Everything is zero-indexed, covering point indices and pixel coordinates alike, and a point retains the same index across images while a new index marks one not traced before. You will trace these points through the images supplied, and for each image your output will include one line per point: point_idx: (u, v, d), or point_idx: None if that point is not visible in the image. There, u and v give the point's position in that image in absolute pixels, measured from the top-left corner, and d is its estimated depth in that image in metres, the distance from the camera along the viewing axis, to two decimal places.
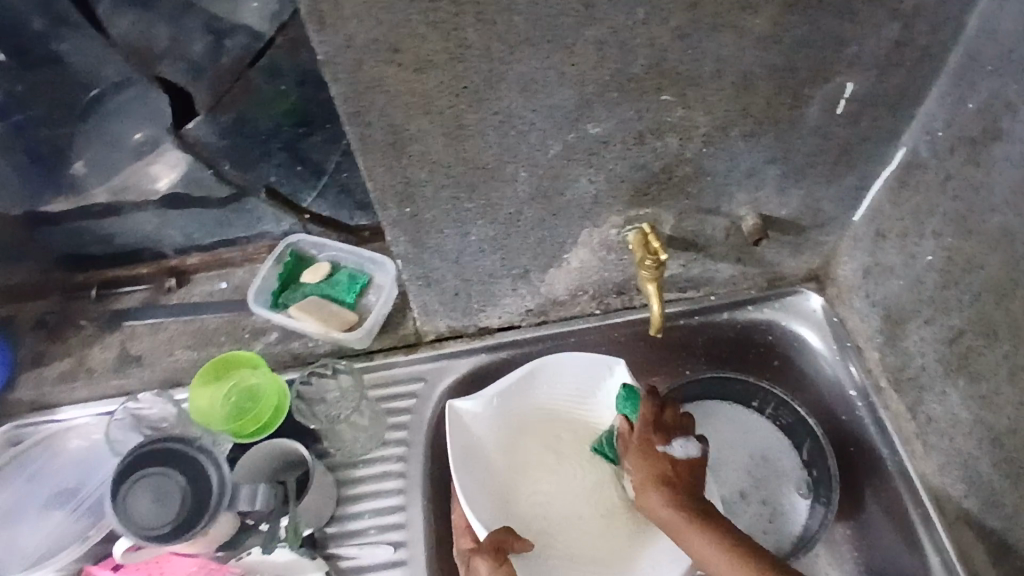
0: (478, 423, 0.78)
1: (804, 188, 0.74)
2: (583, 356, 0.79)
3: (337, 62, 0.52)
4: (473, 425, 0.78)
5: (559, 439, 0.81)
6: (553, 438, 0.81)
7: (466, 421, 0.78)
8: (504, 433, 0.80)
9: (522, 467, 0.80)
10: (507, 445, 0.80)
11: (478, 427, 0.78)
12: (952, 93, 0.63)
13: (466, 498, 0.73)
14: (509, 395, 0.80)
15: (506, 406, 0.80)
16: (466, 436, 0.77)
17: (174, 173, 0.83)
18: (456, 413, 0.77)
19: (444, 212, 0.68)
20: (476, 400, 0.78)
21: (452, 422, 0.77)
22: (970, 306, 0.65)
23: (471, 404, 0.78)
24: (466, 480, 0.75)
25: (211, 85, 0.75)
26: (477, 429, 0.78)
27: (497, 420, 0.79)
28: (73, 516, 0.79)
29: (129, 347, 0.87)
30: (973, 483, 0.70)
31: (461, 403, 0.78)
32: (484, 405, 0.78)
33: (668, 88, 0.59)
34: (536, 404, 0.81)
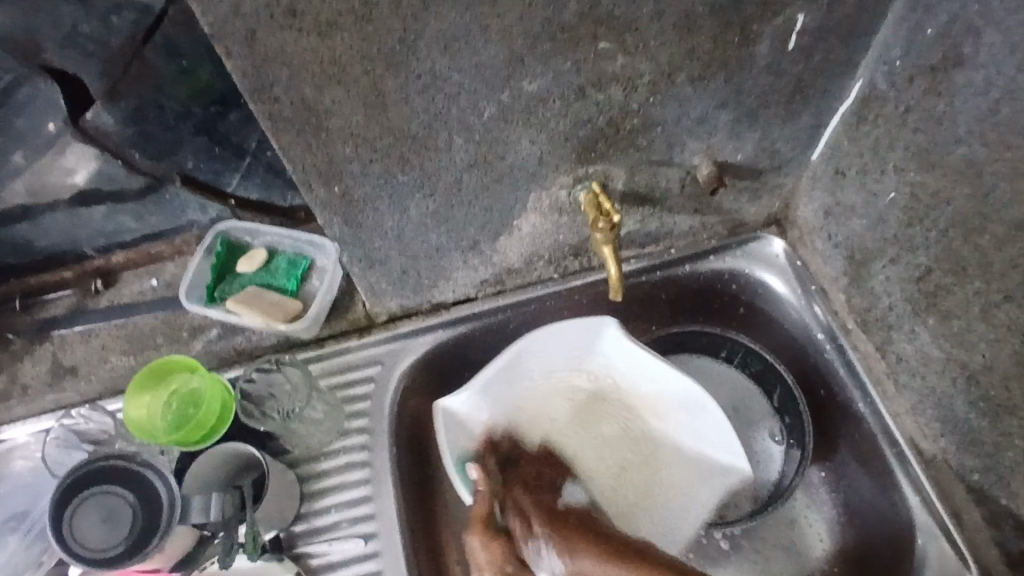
0: (469, 416, 0.78)
1: (759, 131, 0.70)
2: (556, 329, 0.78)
3: (228, 34, 0.46)
4: (469, 420, 0.78)
5: (574, 407, 0.82)
6: (566, 408, 0.82)
7: (460, 418, 0.78)
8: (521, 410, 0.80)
9: (547, 440, 0.81)
10: (519, 422, 0.81)
11: (466, 421, 0.78)
12: (908, 18, 0.58)
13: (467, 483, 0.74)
14: (512, 378, 0.79)
15: (505, 388, 0.79)
16: (456, 433, 0.77)
17: (88, 167, 0.76)
18: (450, 413, 0.77)
19: (377, 189, 0.62)
20: (461, 395, 0.77)
21: (439, 421, 0.76)
22: (936, 243, 0.63)
23: (461, 400, 0.77)
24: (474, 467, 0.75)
25: (106, 67, 0.68)
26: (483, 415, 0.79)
27: (489, 406, 0.79)
28: (27, 540, 0.75)
29: (61, 359, 0.81)
30: (947, 421, 0.68)
31: (451, 401, 0.77)
32: (476, 400, 0.78)
33: (605, 35, 0.54)
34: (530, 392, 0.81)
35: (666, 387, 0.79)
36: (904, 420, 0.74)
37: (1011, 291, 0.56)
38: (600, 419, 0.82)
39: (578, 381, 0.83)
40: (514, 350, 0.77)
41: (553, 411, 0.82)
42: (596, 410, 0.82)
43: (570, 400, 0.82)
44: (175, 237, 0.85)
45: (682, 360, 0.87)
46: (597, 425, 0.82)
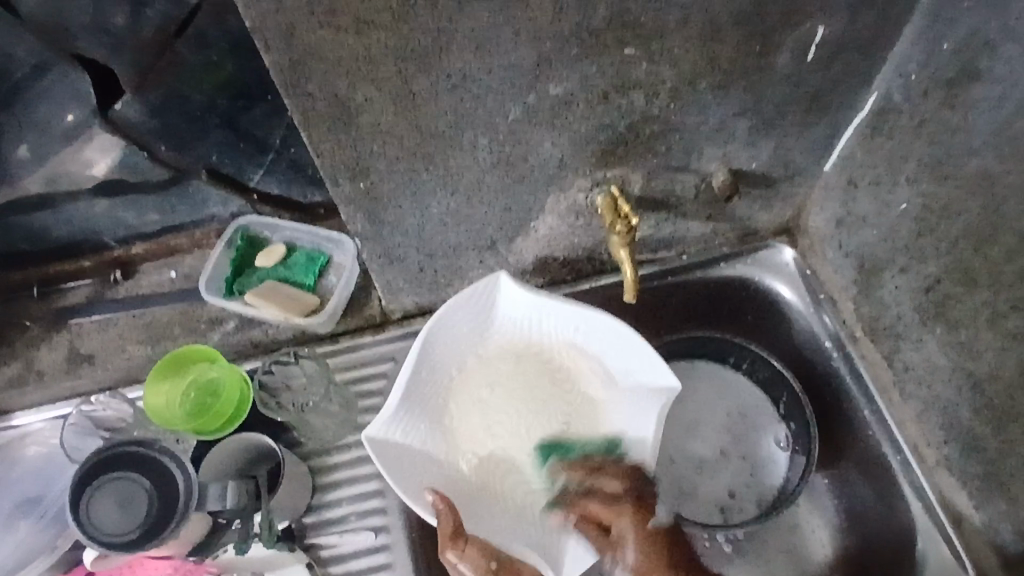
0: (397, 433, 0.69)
1: (775, 140, 0.71)
2: (462, 300, 0.71)
3: (269, 28, 0.47)
4: (401, 439, 0.70)
5: (517, 379, 0.75)
6: (473, 378, 0.75)
7: (390, 440, 0.69)
8: (427, 399, 0.72)
9: (485, 422, 0.74)
10: (453, 405, 0.74)
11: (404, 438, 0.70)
12: (925, 32, 0.60)
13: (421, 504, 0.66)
14: (421, 372, 0.72)
15: (417, 388, 0.71)
16: (393, 456, 0.69)
17: (108, 159, 0.77)
18: (375, 443, 0.68)
19: (401, 186, 0.64)
20: (383, 417, 0.68)
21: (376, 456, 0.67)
22: (947, 253, 0.64)
23: (384, 424, 0.68)
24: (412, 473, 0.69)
25: (137, 59, 0.69)
26: (414, 426, 0.71)
27: (413, 415, 0.71)
28: (40, 526, 0.75)
29: (79, 346, 0.82)
30: (952, 428, 0.70)
31: (375, 427, 0.68)
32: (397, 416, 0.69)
33: (631, 41, 0.55)
34: (425, 391, 0.72)
35: (606, 351, 0.73)
36: (909, 429, 0.76)
37: (1020, 302, 0.58)
38: (480, 388, 0.75)
39: (507, 366, 0.75)
40: (422, 341, 0.71)
41: (486, 395, 0.75)
42: (480, 379, 0.75)
43: (484, 368, 0.75)
44: (194, 230, 0.87)
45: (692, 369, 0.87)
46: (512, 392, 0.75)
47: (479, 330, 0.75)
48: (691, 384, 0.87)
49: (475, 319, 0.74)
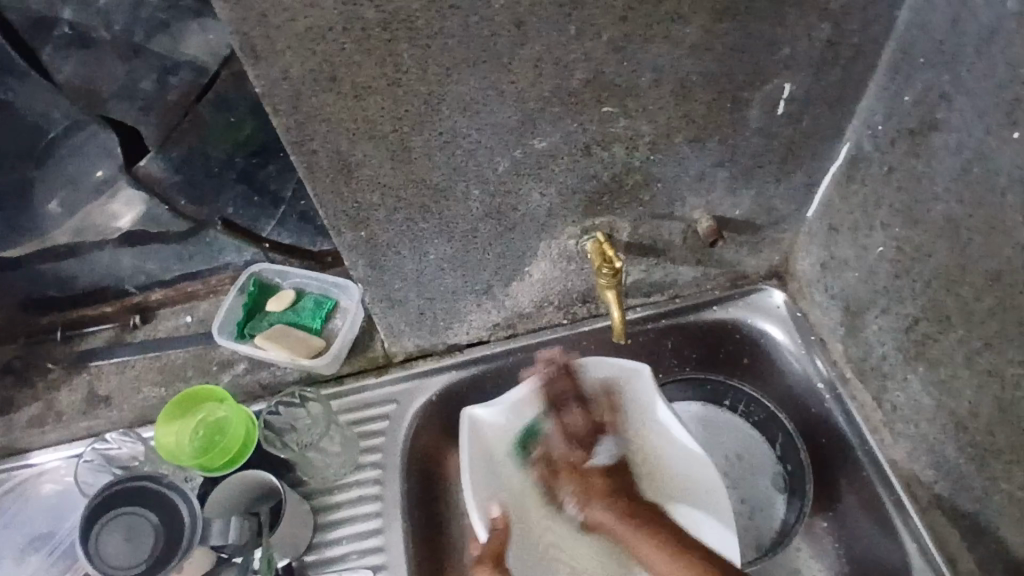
0: (494, 433, 0.77)
1: (755, 189, 0.75)
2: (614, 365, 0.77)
3: (277, 94, 0.53)
4: (489, 433, 0.77)
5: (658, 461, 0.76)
6: None
7: (483, 431, 0.77)
8: (526, 435, 0.78)
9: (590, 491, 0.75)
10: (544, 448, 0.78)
11: (493, 436, 0.78)
12: (888, 87, 0.64)
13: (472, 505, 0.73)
14: (532, 404, 0.78)
15: (527, 421, 0.78)
16: (484, 452, 0.77)
17: (133, 211, 0.82)
18: (474, 420, 0.77)
19: (400, 234, 0.68)
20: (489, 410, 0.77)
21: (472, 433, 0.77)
22: (922, 293, 0.67)
23: (489, 412, 0.77)
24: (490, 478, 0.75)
25: (161, 120, 0.75)
26: (508, 438, 0.78)
27: (519, 428, 0.78)
28: (48, 561, 0.78)
29: (96, 388, 0.86)
30: (941, 467, 0.71)
31: (482, 412, 0.77)
32: (499, 413, 0.77)
33: (609, 99, 0.60)
34: (541, 416, 0.79)
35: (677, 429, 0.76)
36: (900, 468, 0.76)
37: (991, 339, 0.60)
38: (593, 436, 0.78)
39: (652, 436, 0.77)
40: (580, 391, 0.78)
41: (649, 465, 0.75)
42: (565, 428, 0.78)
43: (616, 444, 0.77)
44: (210, 277, 0.91)
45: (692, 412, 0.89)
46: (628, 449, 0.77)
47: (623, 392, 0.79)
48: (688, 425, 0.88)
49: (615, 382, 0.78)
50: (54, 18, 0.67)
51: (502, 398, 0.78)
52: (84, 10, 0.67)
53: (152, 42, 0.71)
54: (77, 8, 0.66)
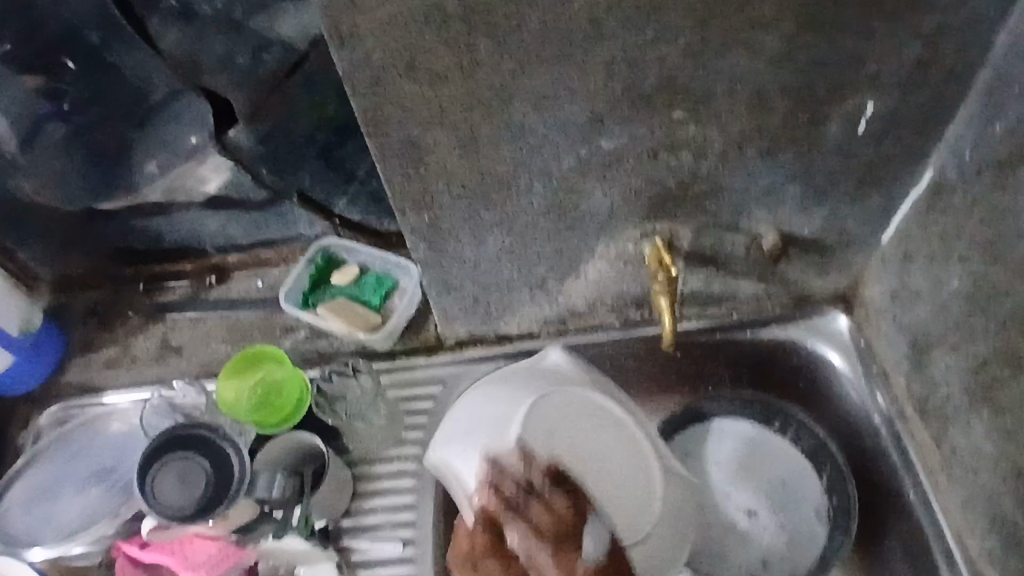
0: (445, 451, 0.67)
1: (828, 208, 0.73)
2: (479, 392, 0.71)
3: (356, 77, 0.55)
4: (452, 460, 0.66)
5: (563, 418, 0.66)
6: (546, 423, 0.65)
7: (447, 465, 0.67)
8: (465, 420, 0.68)
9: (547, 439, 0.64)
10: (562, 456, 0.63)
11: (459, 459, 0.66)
12: (981, 114, 0.61)
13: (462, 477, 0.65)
14: (461, 417, 0.69)
15: (456, 412, 0.70)
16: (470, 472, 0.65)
17: (219, 177, 0.87)
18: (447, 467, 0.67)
19: (461, 221, 0.70)
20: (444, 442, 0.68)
21: (446, 472, 0.67)
22: (995, 334, 0.63)
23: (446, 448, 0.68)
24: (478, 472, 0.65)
25: (252, 94, 0.79)
26: (467, 452, 0.66)
27: (455, 434, 0.68)
28: (107, 494, 0.85)
29: (170, 338, 0.93)
30: (994, 518, 0.67)
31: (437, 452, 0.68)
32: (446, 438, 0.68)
33: (680, 104, 0.60)
34: (475, 406, 0.69)
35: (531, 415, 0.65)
36: (952, 514, 0.73)
37: None
38: (607, 431, 0.66)
39: (540, 409, 0.66)
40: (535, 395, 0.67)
41: (556, 432, 0.65)
42: (548, 431, 0.64)
43: (533, 424, 0.64)
44: (283, 246, 0.96)
45: (756, 432, 0.84)
46: (477, 427, 0.67)
47: (509, 400, 0.68)
48: (732, 440, 0.84)
49: (490, 408, 0.68)
50: None
51: (446, 432, 0.68)
52: None
53: (249, 21, 0.73)
54: None
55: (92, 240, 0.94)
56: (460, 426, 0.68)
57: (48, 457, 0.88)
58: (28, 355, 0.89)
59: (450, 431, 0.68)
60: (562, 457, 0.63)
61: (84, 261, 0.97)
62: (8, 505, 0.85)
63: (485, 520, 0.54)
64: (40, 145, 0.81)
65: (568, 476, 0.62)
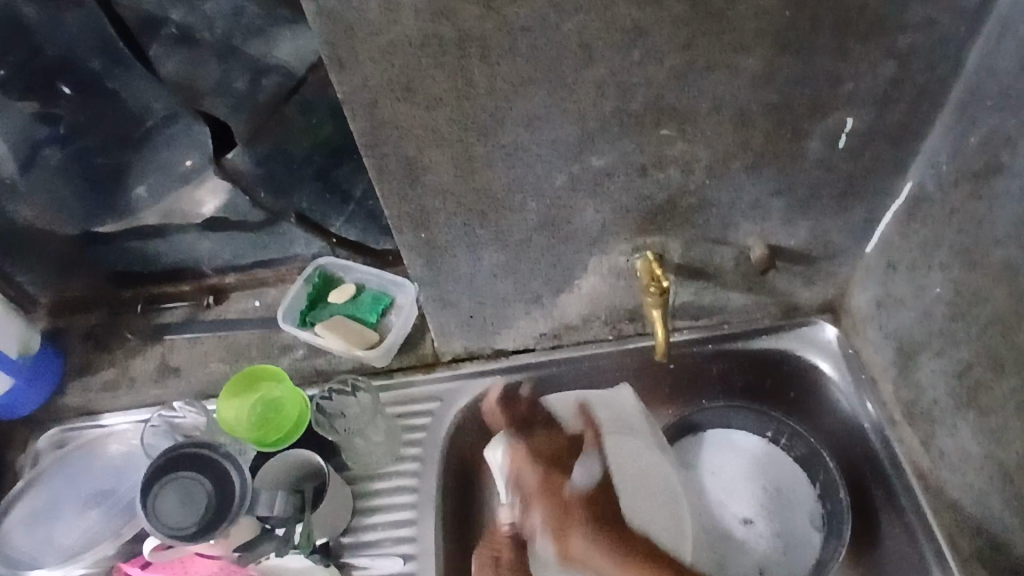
0: (497, 452, 0.80)
1: (812, 220, 0.75)
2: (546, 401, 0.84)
3: (355, 101, 0.57)
4: (498, 459, 0.81)
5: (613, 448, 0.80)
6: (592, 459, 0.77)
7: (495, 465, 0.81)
8: (513, 431, 0.80)
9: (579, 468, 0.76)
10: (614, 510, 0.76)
11: (500, 460, 0.80)
12: (955, 127, 0.64)
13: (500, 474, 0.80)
14: (512, 426, 0.81)
15: (496, 423, 0.82)
16: (506, 474, 0.79)
17: (217, 199, 0.88)
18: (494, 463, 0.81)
19: (457, 238, 0.71)
20: (502, 452, 0.81)
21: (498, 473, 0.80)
22: (977, 338, 0.65)
23: (495, 454, 0.81)
24: (513, 481, 0.77)
25: (251, 117, 0.80)
26: (510, 459, 0.79)
27: (502, 442, 0.80)
28: (109, 514, 0.85)
29: (168, 359, 0.94)
30: (985, 518, 0.69)
31: (488, 449, 0.81)
32: (501, 443, 0.80)
33: (667, 122, 0.62)
34: (512, 412, 0.82)
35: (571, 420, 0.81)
36: (943, 516, 0.75)
37: None
38: (632, 447, 0.81)
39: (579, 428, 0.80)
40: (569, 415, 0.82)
41: (599, 472, 0.76)
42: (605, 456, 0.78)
43: (567, 440, 0.79)
44: (280, 266, 0.97)
45: (751, 442, 0.86)
46: (528, 434, 0.80)
47: (553, 417, 0.82)
48: (726, 449, 0.86)
49: (547, 415, 0.82)
50: (163, 18, 0.73)
51: (499, 437, 0.81)
52: (192, 13, 0.72)
53: (247, 47, 0.76)
54: (185, 12, 0.72)
55: (90, 263, 0.95)
56: (511, 438, 0.81)
57: (47, 479, 0.88)
58: (26, 379, 0.89)
59: (499, 438, 0.81)
60: (598, 472, 0.76)
61: (81, 284, 0.97)
62: (7, 527, 0.85)
63: (513, 539, 0.73)
64: (37, 169, 0.83)
65: (585, 485, 0.75)
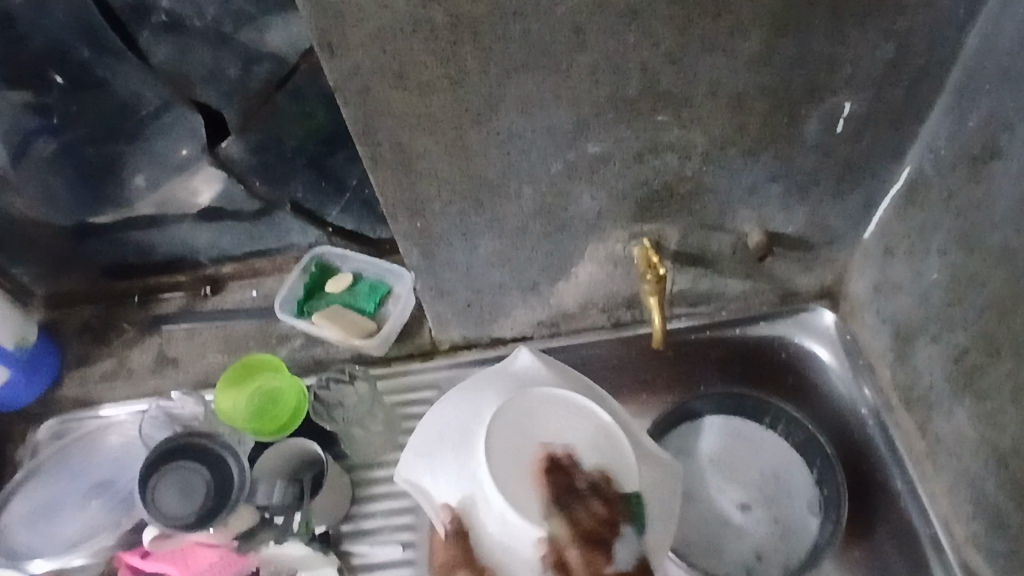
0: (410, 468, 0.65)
1: (810, 205, 0.75)
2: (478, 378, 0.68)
3: (347, 88, 0.57)
4: (421, 477, 0.64)
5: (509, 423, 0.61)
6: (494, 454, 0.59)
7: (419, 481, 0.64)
8: (428, 441, 0.65)
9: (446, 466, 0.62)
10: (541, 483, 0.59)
11: (425, 478, 0.63)
12: (954, 111, 0.63)
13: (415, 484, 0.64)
14: (427, 425, 0.66)
15: (423, 425, 0.67)
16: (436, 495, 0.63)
17: (210, 190, 0.88)
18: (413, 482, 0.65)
19: (453, 226, 0.71)
20: (416, 458, 0.65)
21: (417, 487, 0.64)
22: (974, 324, 0.65)
23: (410, 465, 0.65)
24: (449, 488, 0.61)
25: (242, 105, 0.80)
26: (425, 462, 0.64)
27: (415, 453, 0.65)
28: (107, 506, 0.85)
29: (166, 350, 0.94)
30: (979, 503, 0.69)
31: (410, 467, 0.65)
32: (411, 452, 0.66)
33: (663, 108, 0.61)
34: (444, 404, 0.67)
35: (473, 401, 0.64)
36: (939, 501, 0.75)
37: None
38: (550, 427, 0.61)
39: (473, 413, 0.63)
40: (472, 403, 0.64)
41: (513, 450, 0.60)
42: (514, 433, 0.60)
43: (452, 428, 0.64)
44: (276, 256, 0.97)
45: (750, 429, 0.86)
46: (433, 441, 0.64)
47: (470, 396, 0.65)
48: (725, 437, 0.85)
49: (452, 414, 0.65)
50: (152, 5, 0.71)
51: (411, 445, 0.66)
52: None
53: (239, 34, 0.75)
54: None
55: (86, 254, 0.95)
56: (425, 436, 0.65)
57: (45, 473, 0.88)
58: (23, 371, 0.89)
59: (415, 445, 0.66)
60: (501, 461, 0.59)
61: (77, 275, 0.97)
62: (6, 523, 0.86)
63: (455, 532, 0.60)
64: (27, 160, 0.82)
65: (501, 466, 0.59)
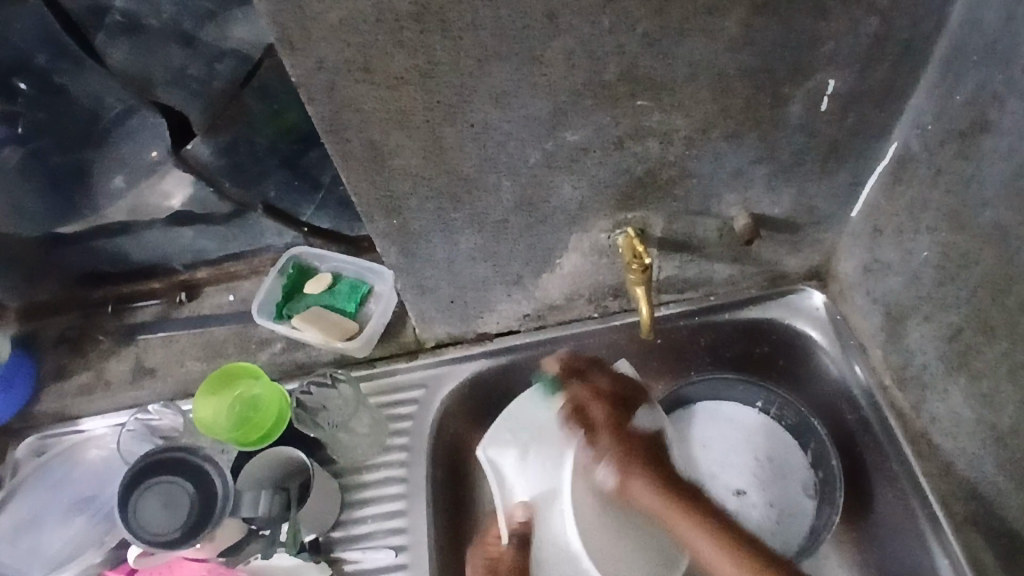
0: (499, 455, 0.73)
1: (796, 186, 0.73)
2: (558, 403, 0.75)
3: (312, 85, 0.54)
4: (502, 465, 0.73)
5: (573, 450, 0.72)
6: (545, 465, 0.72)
7: (498, 469, 0.73)
8: (514, 432, 0.74)
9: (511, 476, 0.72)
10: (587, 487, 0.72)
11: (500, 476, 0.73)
12: (940, 85, 0.62)
13: (491, 472, 0.73)
14: (503, 430, 0.74)
15: (496, 436, 0.74)
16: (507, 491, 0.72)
17: (182, 194, 0.84)
18: (494, 465, 0.73)
19: (432, 223, 0.69)
20: (503, 441, 0.73)
21: (492, 469, 0.73)
22: (966, 302, 0.64)
23: (490, 454, 0.73)
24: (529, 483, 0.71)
25: (207, 109, 0.78)
26: (511, 453, 0.73)
27: (491, 450, 0.73)
28: (92, 523, 0.82)
29: (144, 360, 0.91)
30: (977, 483, 0.68)
31: (496, 451, 0.73)
32: (492, 443, 0.74)
33: (642, 93, 0.59)
34: (518, 419, 0.75)
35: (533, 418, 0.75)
36: (935, 480, 0.74)
37: None
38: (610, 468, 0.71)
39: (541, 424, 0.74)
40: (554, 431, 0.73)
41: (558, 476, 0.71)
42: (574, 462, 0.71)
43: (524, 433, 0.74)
44: (253, 258, 0.94)
45: (742, 413, 0.85)
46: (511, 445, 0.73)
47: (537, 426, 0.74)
48: (721, 424, 0.85)
49: (524, 429, 0.74)
50: (106, 5, 0.69)
51: (487, 443, 0.74)
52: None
53: (199, 31, 0.72)
54: None
55: (58, 264, 0.92)
56: (513, 432, 0.74)
57: (24, 491, 0.84)
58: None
59: (501, 433, 0.74)
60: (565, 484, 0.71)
61: (49, 286, 0.94)
62: None
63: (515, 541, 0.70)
64: None
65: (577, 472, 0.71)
